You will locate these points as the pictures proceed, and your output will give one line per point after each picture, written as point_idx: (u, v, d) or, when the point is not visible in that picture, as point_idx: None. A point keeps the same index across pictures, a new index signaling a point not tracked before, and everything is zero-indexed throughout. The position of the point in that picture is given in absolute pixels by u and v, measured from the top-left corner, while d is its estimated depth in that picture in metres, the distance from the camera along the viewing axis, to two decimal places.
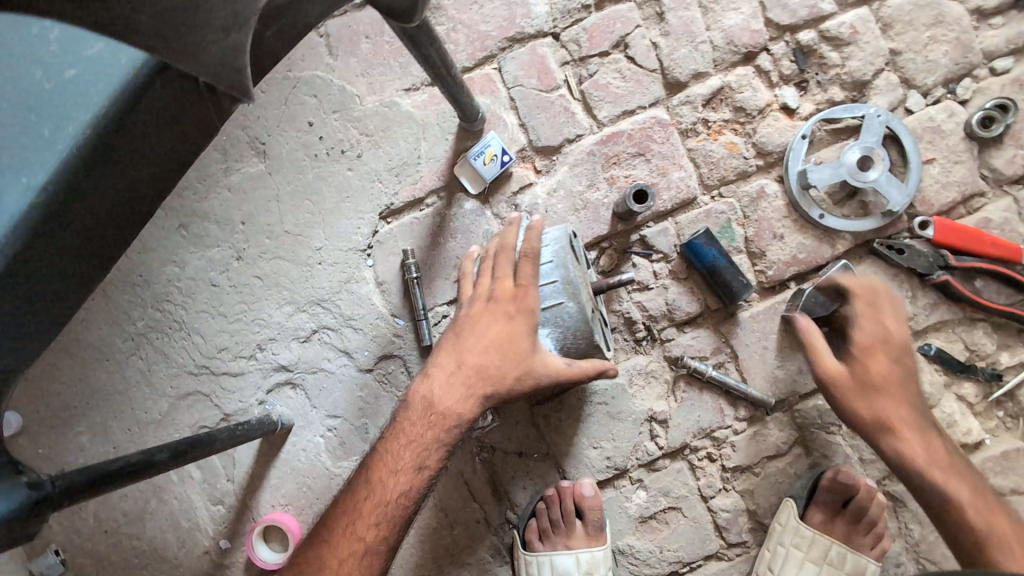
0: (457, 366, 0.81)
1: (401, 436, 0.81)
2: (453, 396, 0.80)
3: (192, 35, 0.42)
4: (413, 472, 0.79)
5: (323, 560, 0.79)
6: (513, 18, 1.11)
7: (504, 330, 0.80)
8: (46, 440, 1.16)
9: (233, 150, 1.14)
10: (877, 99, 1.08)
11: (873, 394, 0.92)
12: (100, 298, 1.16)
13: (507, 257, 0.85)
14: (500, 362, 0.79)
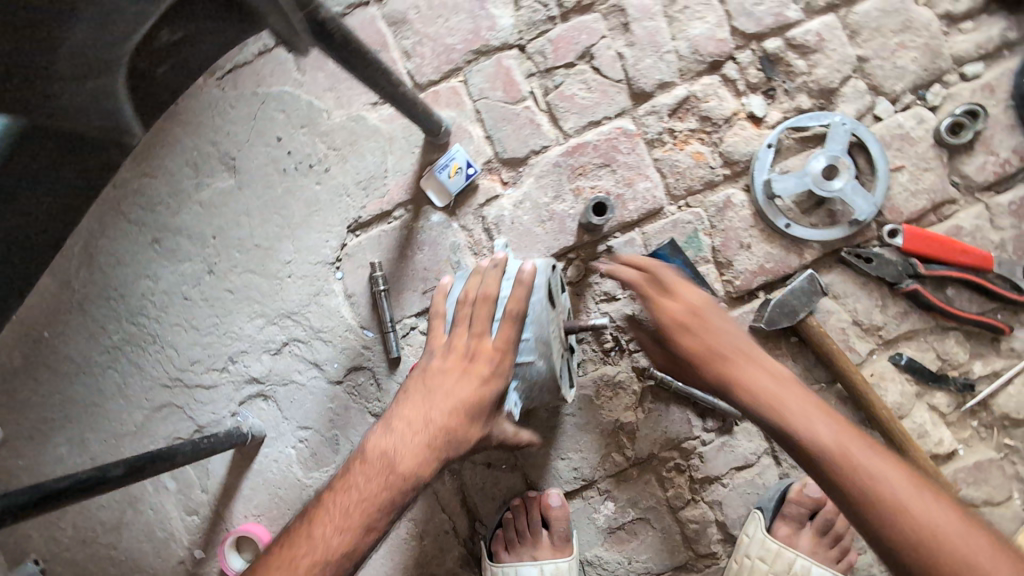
0: (422, 425, 0.80)
1: (354, 490, 0.79)
2: (413, 456, 0.79)
3: None
4: (360, 531, 0.77)
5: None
6: (478, 31, 1.11)
7: (475, 394, 0.81)
8: (25, 452, 1.18)
9: (204, 166, 1.16)
10: (844, 107, 1.07)
11: (713, 360, 0.80)
12: (76, 313, 1.18)
13: (486, 311, 0.84)
14: (464, 425, 0.81)
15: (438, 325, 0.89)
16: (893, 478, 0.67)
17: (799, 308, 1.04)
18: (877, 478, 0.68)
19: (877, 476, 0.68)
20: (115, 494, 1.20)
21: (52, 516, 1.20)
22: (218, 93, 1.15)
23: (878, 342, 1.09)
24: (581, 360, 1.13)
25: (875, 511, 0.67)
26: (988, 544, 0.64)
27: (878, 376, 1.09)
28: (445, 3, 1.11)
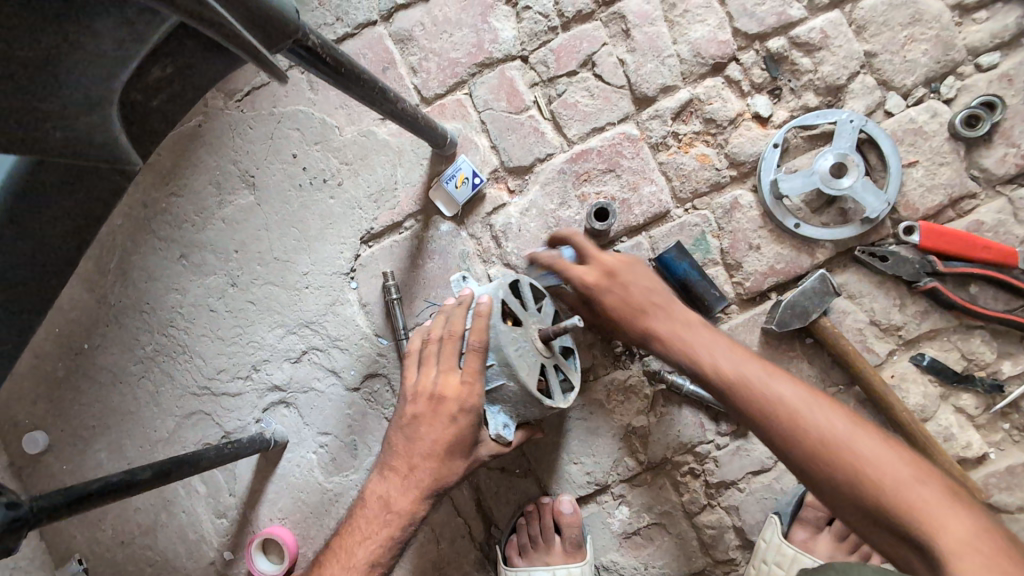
0: (409, 469, 0.88)
1: (358, 533, 0.89)
2: (405, 498, 0.88)
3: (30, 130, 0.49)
4: (366, 568, 0.87)
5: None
6: (481, 44, 1.14)
7: (449, 435, 0.86)
8: (68, 457, 1.25)
9: (226, 184, 1.22)
10: (852, 104, 1.06)
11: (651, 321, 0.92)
12: (113, 326, 1.25)
13: (452, 349, 0.89)
14: (444, 465, 0.87)
15: (412, 364, 0.93)
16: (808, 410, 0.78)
17: (811, 308, 1.02)
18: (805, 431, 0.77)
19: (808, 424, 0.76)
20: (150, 497, 1.26)
21: (93, 518, 1.27)
22: (237, 114, 1.21)
23: (897, 343, 1.06)
24: (590, 364, 1.13)
25: (808, 458, 0.76)
26: (908, 469, 0.72)
27: (899, 377, 1.06)
28: (449, 18, 1.15)
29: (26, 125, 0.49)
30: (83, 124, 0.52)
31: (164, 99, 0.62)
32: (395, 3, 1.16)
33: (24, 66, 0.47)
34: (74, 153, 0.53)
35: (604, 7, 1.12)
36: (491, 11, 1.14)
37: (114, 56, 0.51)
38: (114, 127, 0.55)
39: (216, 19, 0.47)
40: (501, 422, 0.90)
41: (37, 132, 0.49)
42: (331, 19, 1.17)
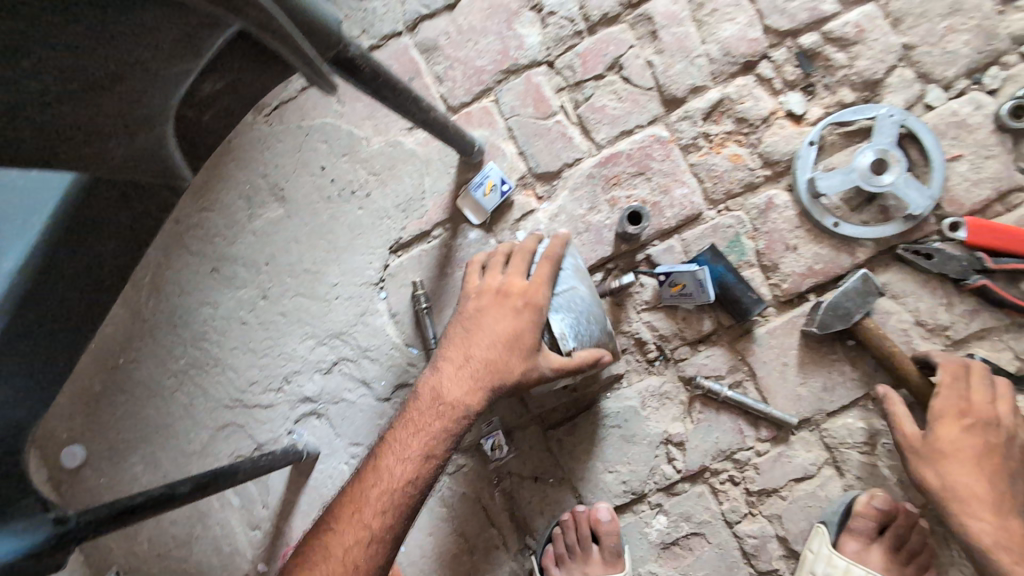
0: (466, 359, 0.84)
1: (409, 424, 0.83)
2: (460, 388, 0.83)
3: (91, 144, 0.51)
4: (421, 459, 0.81)
5: (325, 545, 0.79)
6: (507, 51, 1.14)
7: (512, 326, 0.84)
8: (105, 471, 1.27)
9: (256, 198, 1.23)
10: (891, 98, 1.03)
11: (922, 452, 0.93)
12: (148, 340, 1.27)
13: (522, 256, 0.91)
14: (506, 356, 0.82)
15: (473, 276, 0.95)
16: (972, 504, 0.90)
17: (853, 309, 0.99)
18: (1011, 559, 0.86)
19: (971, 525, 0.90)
20: (185, 510, 1.27)
21: (129, 531, 1.28)
22: (266, 128, 1.23)
23: (945, 343, 1.02)
24: (624, 371, 1.11)
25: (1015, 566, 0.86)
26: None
27: None
28: (474, 26, 1.15)
29: (94, 145, 0.52)
30: (141, 140, 0.56)
31: (212, 114, 0.64)
32: (420, 14, 1.16)
33: (88, 88, 0.48)
34: (133, 166, 0.57)
35: (631, 9, 1.11)
36: (517, 17, 1.14)
37: (170, 72, 0.53)
38: (167, 142, 0.59)
39: (280, 30, 0.47)
40: (565, 328, 0.87)
41: (102, 148, 0.53)
42: (357, 31, 1.18)
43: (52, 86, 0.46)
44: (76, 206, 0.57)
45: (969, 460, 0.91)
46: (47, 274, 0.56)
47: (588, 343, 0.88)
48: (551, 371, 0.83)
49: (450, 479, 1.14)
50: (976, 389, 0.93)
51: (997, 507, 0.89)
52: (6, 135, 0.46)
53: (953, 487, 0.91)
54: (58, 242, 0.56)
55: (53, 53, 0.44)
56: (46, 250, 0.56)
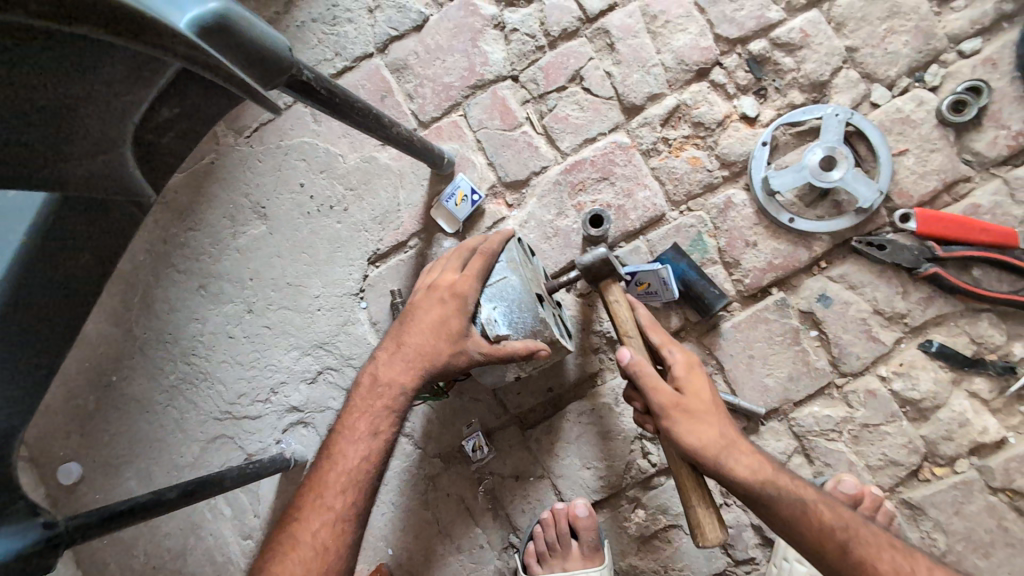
0: (399, 345, 0.93)
1: (355, 411, 0.92)
2: (394, 369, 0.92)
3: (54, 163, 0.51)
4: (369, 438, 0.90)
5: (294, 533, 0.86)
6: (473, 67, 1.19)
7: (439, 314, 0.91)
8: (100, 486, 1.30)
9: (239, 216, 1.28)
10: (838, 98, 1.08)
11: (690, 411, 0.85)
12: (138, 357, 1.31)
13: (460, 255, 0.98)
14: (434, 342, 0.90)
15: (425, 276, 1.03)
16: (748, 463, 0.83)
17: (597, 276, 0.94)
18: (808, 503, 0.82)
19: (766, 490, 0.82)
20: (179, 521, 1.30)
21: (125, 544, 1.31)
22: (247, 149, 1.28)
23: (904, 330, 1.06)
24: (597, 369, 1.15)
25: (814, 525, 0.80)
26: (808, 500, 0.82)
27: (908, 365, 1.05)
28: (441, 46, 1.21)
29: (51, 171, 0.51)
30: (100, 162, 0.54)
31: (174, 136, 0.64)
32: (389, 36, 1.22)
33: (32, 116, 0.48)
34: (96, 187, 0.55)
35: (588, 24, 1.16)
36: (481, 35, 1.19)
37: (124, 100, 0.53)
38: (129, 166, 0.57)
39: (209, 60, 0.51)
40: (497, 317, 0.90)
41: (62, 171, 0.51)
42: (330, 54, 1.24)
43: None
44: (51, 226, 0.58)
45: (713, 413, 0.86)
46: (24, 291, 0.59)
47: (523, 331, 0.90)
48: (479, 354, 0.89)
49: (434, 482, 1.18)
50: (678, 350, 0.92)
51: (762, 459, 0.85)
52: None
53: (703, 441, 0.84)
54: (33, 259, 0.59)
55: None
56: (23, 267, 0.58)
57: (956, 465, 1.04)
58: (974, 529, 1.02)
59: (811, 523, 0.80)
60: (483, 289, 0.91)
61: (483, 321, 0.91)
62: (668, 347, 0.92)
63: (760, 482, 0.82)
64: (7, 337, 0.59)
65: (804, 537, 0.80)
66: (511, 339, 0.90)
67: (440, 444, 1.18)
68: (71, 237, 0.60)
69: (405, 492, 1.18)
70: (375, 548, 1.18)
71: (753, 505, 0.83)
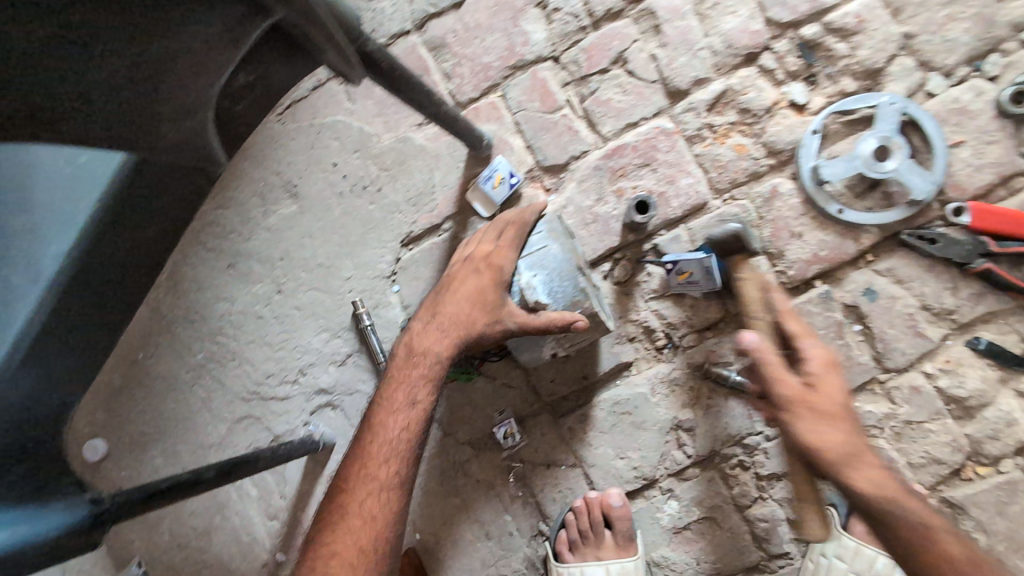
0: (435, 315, 0.91)
1: (392, 384, 0.90)
2: (430, 338, 0.90)
3: (145, 127, 0.56)
4: (408, 409, 0.87)
5: (344, 504, 0.84)
6: (513, 47, 1.17)
7: (475, 285, 0.89)
8: (126, 463, 1.29)
9: (270, 195, 1.26)
10: (893, 86, 1.04)
11: (824, 411, 0.82)
12: (166, 335, 1.30)
13: (495, 226, 0.95)
14: (469, 311, 0.88)
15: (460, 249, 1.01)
16: (875, 473, 0.82)
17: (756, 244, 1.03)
18: (922, 516, 0.80)
19: (887, 502, 0.80)
20: (205, 501, 1.30)
21: (149, 522, 1.31)
22: (278, 126, 1.26)
23: (951, 327, 1.03)
24: (633, 359, 1.13)
25: (927, 540, 0.79)
26: (926, 518, 0.80)
27: (954, 362, 1.03)
28: (481, 24, 1.17)
29: (143, 123, 0.56)
30: (186, 127, 0.60)
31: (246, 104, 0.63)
32: (428, 13, 1.19)
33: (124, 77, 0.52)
34: (176, 147, 0.61)
35: (634, 4, 1.13)
36: (522, 14, 1.16)
37: (215, 60, 0.55)
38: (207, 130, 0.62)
39: (310, 10, 0.52)
40: (537, 284, 0.88)
41: (157, 127, 0.57)
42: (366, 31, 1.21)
43: (92, 76, 0.50)
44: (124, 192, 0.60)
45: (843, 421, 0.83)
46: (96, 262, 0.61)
47: (563, 301, 0.88)
48: (514, 326, 0.87)
49: (465, 469, 1.17)
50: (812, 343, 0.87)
51: (884, 471, 0.83)
52: (55, 115, 0.51)
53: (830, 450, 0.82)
54: (107, 226, 0.60)
55: (83, 48, 0.48)
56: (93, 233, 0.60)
57: (999, 464, 1.02)
58: (1017, 530, 1.01)
59: (928, 538, 0.79)
60: (523, 257, 0.89)
61: (520, 287, 0.89)
62: (805, 339, 0.87)
63: (885, 496, 0.81)
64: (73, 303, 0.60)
65: (919, 555, 0.79)
66: (550, 308, 0.87)
67: (471, 429, 1.17)
68: (142, 203, 0.62)
69: (434, 478, 1.18)
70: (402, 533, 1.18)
71: (870, 521, 0.82)
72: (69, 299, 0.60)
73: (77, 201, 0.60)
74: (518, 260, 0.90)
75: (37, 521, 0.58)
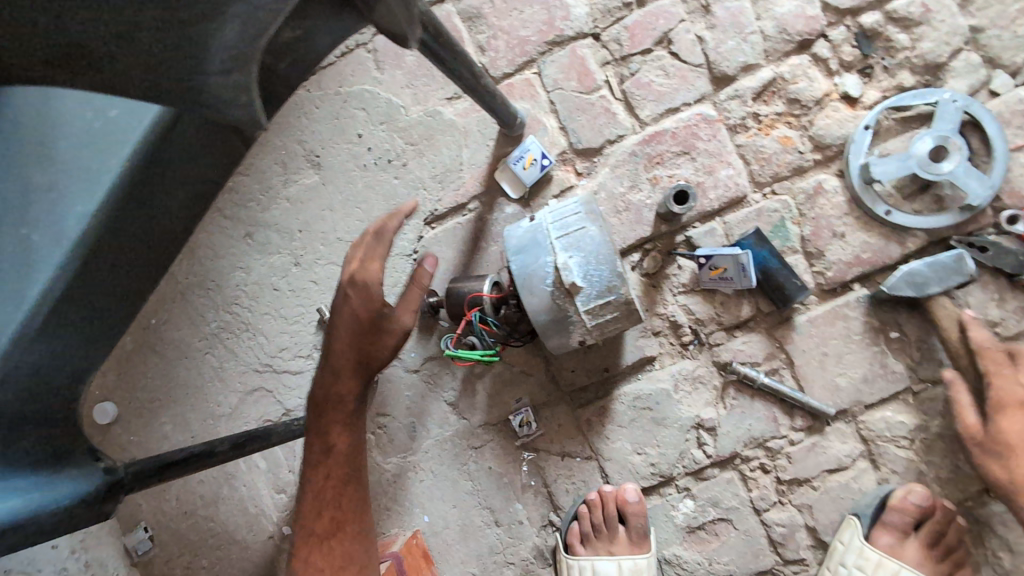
0: (328, 354, 0.85)
1: (313, 434, 0.85)
2: (328, 378, 0.85)
3: (184, 74, 0.45)
4: (330, 453, 0.84)
5: (300, 559, 0.82)
6: (553, 21, 1.11)
7: (353, 310, 0.83)
8: (134, 429, 1.27)
9: (291, 164, 1.23)
10: (954, 82, 0.99)
11: (1000, 446, 0.92)
12: (180, 301, 1.28)
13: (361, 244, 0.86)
14: (357, 342, 0.83)
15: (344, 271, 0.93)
16: None
17: (933, 284, 0.95)
18: None
19: None
20: (213, 471, 1.29)
21: (157, 489, 1.30)
22: (303, 94, 1.22)
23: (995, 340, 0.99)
24: (657, 353, 1.10)
25: None
26: None
27: None
28: None
29: (190, 73, 0.46)
30: (234, 81, 0.49)
31: (289, 62, 0.59)
32: None
33: (171, 15, 0.41)
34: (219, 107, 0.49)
35: None
36: None
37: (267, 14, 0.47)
38: (251, 88, 0.51)
39: None
40: (574, 266, 0.83)
41: (200, 79, 0.46)
42: None
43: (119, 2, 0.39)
44: (158, 150, 0.52)
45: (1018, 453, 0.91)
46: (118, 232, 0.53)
47: (600, 285, 0.84)
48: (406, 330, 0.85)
49: (477, 455, 1.15)
50: (1006, 379, 0.93)
51: None
52: (98, 49, 0.40)
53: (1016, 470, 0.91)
54: (132, 189, 0.52)
55: None
56: (119, 195, 0.52)
57: None
58: None
59: None
60: (558, 239, 0.85)
61: (555, 268, 0.84)
62: (998, 376, 0.93)
63: None
64: (99, 268, 0.53)
65: None
66: (586, 292, 0.83)
67: (486, 415, 1.15)
68: (175, 162, 0.55)
69: (446, 462, 1.16)
70: (411, 515, 1.16)
71: None
72: (91, 269, 0.52)
73: (102, 155, 0.52)
74: (553, 241, 0.85)
75: (44, 493, 0.57)
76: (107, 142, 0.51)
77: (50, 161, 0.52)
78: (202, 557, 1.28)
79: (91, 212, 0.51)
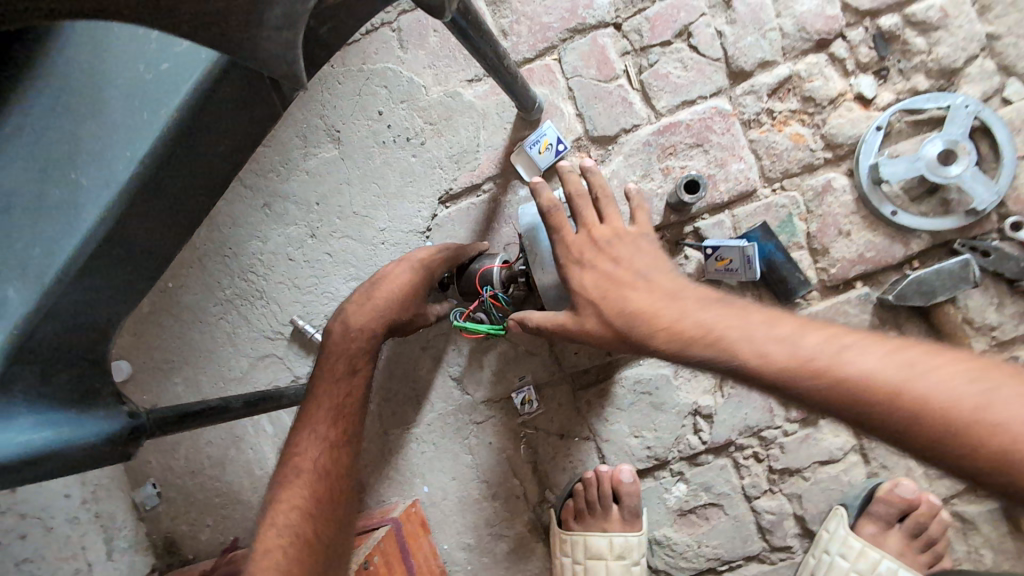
0: (368, 299, 0.93)
1: (331, 354, 0.91)
2: (363, 316, 0.92)
3: (246, 30, 0.46)
4: (349, 376, 0.90)
5: (295, 465, 0.84)
6: (575, 10, 1.13)
7: (410, 278, 0.96)
8: (148, 388, 1.31)
9: (312, 137, 1.25)
10: (967, 88, 1.01)
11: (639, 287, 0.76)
12: (196, 267, 1.31)
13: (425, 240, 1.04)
14: (402, 300, 0.94)
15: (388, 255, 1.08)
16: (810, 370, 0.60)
17: (940, 293, 0.98)
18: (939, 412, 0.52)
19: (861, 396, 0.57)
20: (222, 432, 1.33)
21: (167, 447, 1.34)
22: (328, 70, 1.24)
23: (990, 343, 1.02)
24: None
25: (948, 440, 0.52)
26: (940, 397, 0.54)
27: None
28: None
29: (250, 27, 0.47)
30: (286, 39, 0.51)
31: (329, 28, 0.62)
32: None
33: None
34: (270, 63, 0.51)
35: None
36: None
37: None
38: (297, 50, 0.52)
39: None
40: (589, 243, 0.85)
41: (254, 37, 0.48)
42: None
43: None
44: (203, 104, 0.55)
45: (807, 365, 0.60)
46: (161, 185, 0.56)
47: None
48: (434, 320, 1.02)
49: (478, 430, 1.19)
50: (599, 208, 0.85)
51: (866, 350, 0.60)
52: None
53: (688, 336, 0.69)
54: (179, 140, 0.55)
55: None
56: (166, 145, 0.54)
57: None
58: None
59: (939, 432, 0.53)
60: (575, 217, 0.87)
61: None
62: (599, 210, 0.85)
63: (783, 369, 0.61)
64: (142, 213, 0.56)
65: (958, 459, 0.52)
66: None
67: (489, 391, 1.18)
68: (218, 120, 0.58)
69: (447, 434, 1.19)
70: (410, 484, 1.20)
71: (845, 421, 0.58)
72: (133, 218, 0.56)
73: (150, 105, 0.54)
74: None
75: (75, 428, 0.61)
76: (160, 93, 0.54)
77: (102, 111, 0.54)
78: (208, 514, 1.32)
79: (139, 157, 0.53)
